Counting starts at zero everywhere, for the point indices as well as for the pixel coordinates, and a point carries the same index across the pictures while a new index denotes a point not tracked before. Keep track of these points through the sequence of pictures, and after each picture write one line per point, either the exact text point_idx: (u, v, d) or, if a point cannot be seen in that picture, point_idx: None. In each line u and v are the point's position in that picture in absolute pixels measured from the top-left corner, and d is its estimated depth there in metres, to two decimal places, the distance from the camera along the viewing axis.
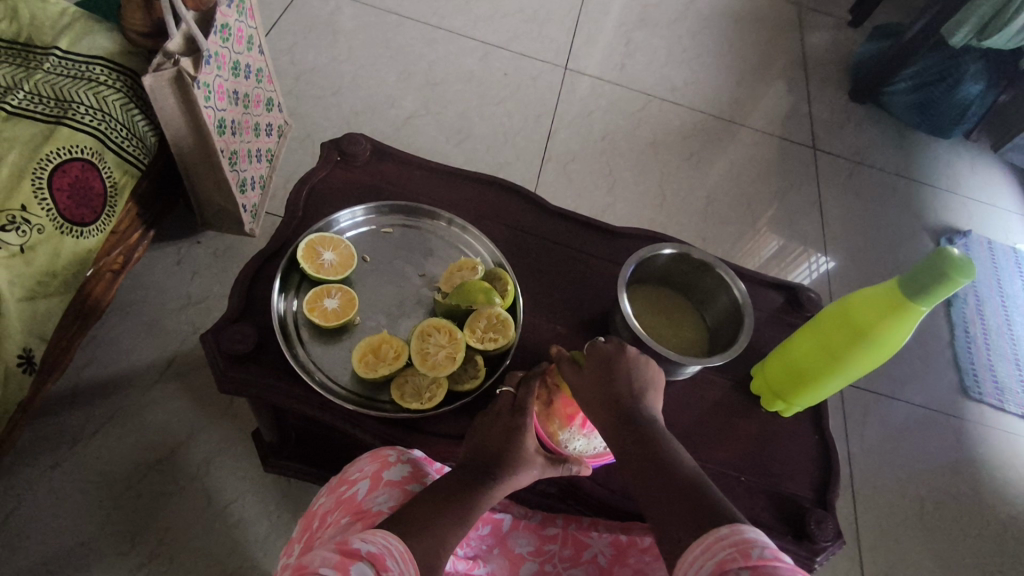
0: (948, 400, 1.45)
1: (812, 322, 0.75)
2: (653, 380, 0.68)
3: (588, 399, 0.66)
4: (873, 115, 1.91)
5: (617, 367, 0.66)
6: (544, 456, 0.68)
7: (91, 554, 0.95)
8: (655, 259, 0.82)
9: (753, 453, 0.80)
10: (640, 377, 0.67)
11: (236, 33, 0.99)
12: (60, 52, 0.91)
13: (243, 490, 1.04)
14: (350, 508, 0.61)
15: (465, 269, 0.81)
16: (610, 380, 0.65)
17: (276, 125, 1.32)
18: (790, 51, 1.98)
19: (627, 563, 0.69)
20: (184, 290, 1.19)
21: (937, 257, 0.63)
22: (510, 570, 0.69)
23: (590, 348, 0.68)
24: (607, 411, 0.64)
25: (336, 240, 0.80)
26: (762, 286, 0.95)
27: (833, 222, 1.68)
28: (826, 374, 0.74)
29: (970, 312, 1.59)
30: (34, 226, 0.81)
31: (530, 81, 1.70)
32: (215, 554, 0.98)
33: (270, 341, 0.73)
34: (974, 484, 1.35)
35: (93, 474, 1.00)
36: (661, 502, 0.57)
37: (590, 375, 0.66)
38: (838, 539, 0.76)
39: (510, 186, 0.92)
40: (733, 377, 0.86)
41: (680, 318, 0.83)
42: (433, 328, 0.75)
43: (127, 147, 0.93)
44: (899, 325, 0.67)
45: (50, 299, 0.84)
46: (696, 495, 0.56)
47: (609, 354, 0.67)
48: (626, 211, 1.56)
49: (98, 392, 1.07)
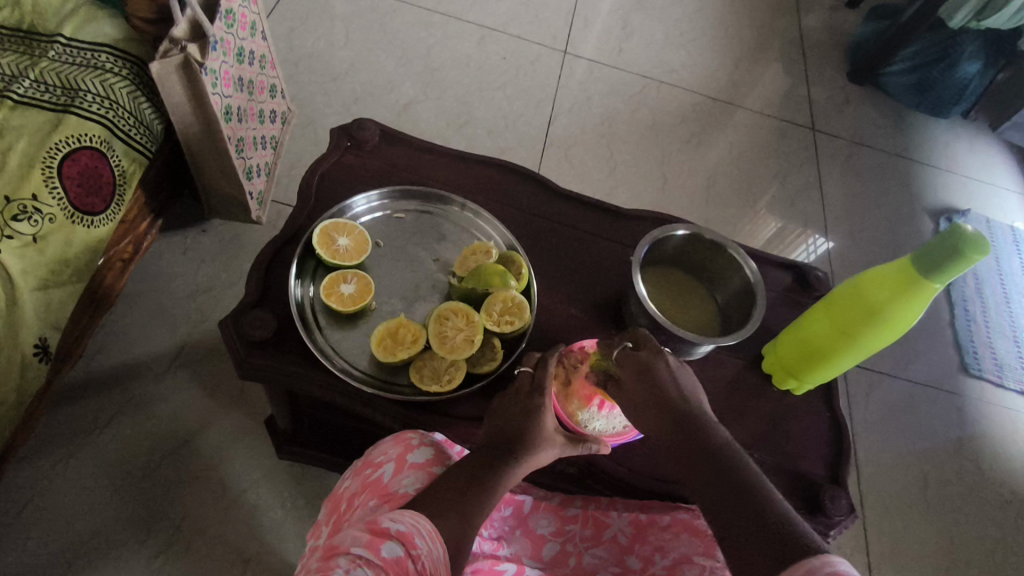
0: (949, 377, 1.47)
1: (824, 303, 0.75)
2: (693, 383, 0.68)
3: (638, 408, 0.67)
4: (872, 96, 1.91)
5: (655, 373, 0.66)
6: (564, 435, 0.68)
7: (109, 542, 0.95)
8: (668, 240, 0.82)
9: (766, 431, 0.82)
10: (686, 384, 0.67)
11: (240, 19, 0.98)
12: (64, 39, 0.90)
13: (258, 476, 1.04)
14: (377, 491, 0.61)
15: (478, 253, 0.81)
16: (653, 387, 0.66)
17: (278, 111, 1.31)
18: (788, 32, 1.97)
19: (648, 540, 0.70)
20: (191, 279, 1.19)
21: (951, 236, 0.64)
22: (533, 551, 0.70)
23: (621, 355, 0.69)
24: (657, 419, 0.65)
25: (350, 225, 0.80)
26: (771, 266, 0.96)
27: (835, 204, 1.69)
28: (841, 353, 0.75)
29: (970, 291, 1.61)
30: (46, 215, 0.80)
31: (530, 65, 1.69)
32: (232, 540, 0.99)
33: (289, 327, 0.73)
34: (975, 459, 1.38)
35: (107, 463, 1.01)
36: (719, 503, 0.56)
37: (633, 384, 0.67)
38: (852, 513, 0.77)
39: (520, 170, 0.92)
40: (746, 357, 0.87)
41: (692, 299, 0.84)
42: (450, 311, 0.75)
43: (135, 136, 0.92)
44: (913, 303, 0.68)
45: (63, 289, 0.84)
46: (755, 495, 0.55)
47: (644, 360, 0.67)
48: (629, 194, 1.57)
49: (110, 382, 1.07)
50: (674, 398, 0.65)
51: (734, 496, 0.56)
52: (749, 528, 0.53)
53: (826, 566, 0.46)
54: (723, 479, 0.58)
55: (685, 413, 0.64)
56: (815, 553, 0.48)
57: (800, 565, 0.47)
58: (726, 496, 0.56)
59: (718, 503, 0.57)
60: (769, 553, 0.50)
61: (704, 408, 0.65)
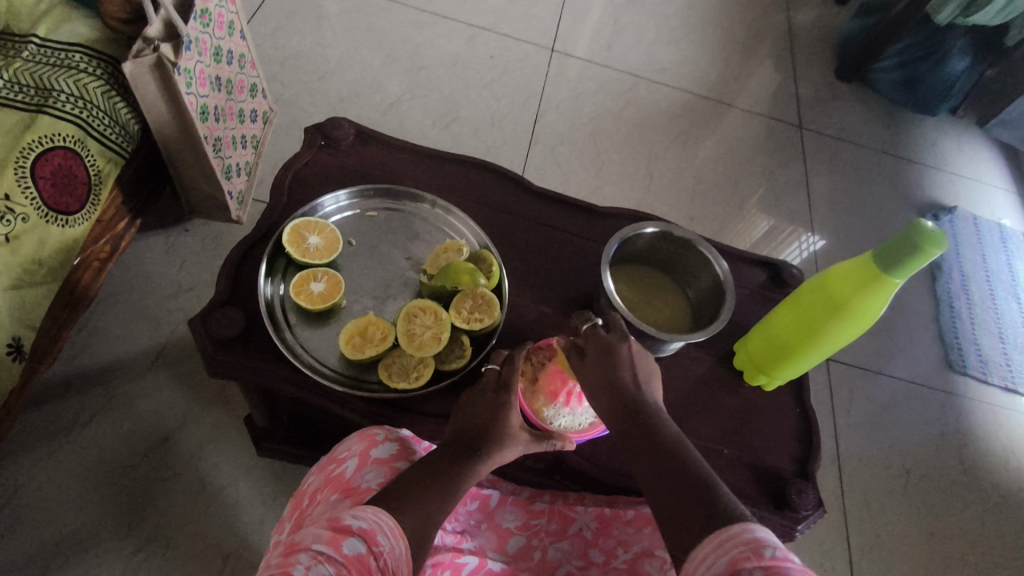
0: (932, 374, 1.48)
1: (791, 299, 0.76)
2: (648, 368, 0.68)
3: (590, 386, 0.66)
4: (859, 93, 1.91)
5: (614, 356, 0.66)
6: (528, 432, 0.69)
7: (87, 540, 0.96)
8: (638, 237, 0.82)
9: (736, 427, 0.82)
10: (642, 367, 0.67)
11: (216, 18, 0.99)
12: (39, 40, 0.90)
13: (237, 474, 1.05)
14: (339, 486, 0.62)
15: (450, 251, 0.81)
16: (608, 369, 0.65)
17: (260, 111, 1.31)
18: (776, 29, 1.97)
19: (611, 535, 0.71)
20: (173, 278, 1.19)
21: (908, 231, 0.64)
22: (497, 544, 0.70)
23: (587, 334, 0.68)
24: (606, 400, 0.65)
25: (322, 224, 0.81)
26: (745, 263, 0.96)
27: (820, 201, 1.69)
28: (806, 347, 0.75)
29: (955, 287, 1.61)
30: (18, 215, 0.81)
31: (517, 64, 1.69)
32: (211, 538, 0.99)
33: (258, 325, 0.74)
34: (957, 455, 1.38)
35: (86, 461, 1.01)
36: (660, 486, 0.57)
37: (590, 363, 0.66)
38: (819, 508, 0.78)
39: (495, 168, 0.92)
40: (717, 353, 0.87)
41: (662, 296, 0.84)
42: (419, 309, 0.76)
43: (109, 135, 0.93)
44: (874, 298, 0.69)
45: (37, 289, 0.85)
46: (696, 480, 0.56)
47: (607, 342, 0.67)
48: (614, 192, 1.57)
49: (90, 380, 1.08)
50: (627, 381, 0.65)
51: (666, 470, 0.57)
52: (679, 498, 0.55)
53: (747, 535, 0.49)
54: (665, 462, 0.58)
55: (634, 396, 0.64)
56: (738, 523, 0.50)
57: (723, 535, 0.49)
58: (660, 469, 0.58)
59: (650, 476, 0.58)
60: (698, 525, 0.52)
61: (653, 393, 0.66)
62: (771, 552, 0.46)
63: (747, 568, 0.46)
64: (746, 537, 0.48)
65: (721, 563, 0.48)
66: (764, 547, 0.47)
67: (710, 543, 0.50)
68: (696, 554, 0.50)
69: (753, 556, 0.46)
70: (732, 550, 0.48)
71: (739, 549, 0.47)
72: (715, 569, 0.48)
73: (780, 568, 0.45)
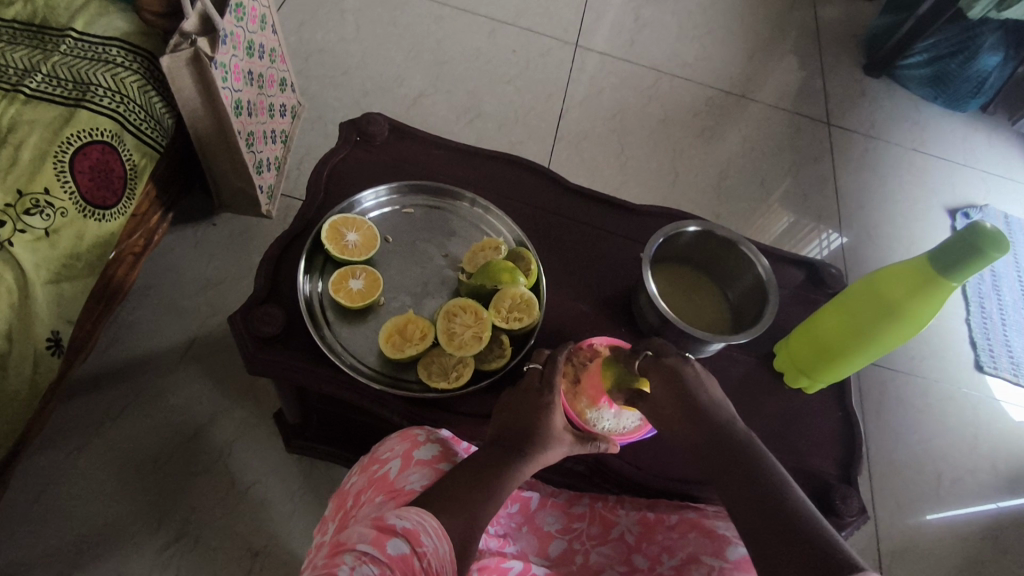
0: (964, 376, 1.45)
1: (836, 300, 0.75)
2: (722, 395, 0.68)
3: (667, 416, 0.67)
4: (888, 88, 1.88)
5: (686, 383, 0.66)
6: (572, 433, 0.68)
7: (120, 534, 0.96)
8: (679, 236, 0.81)
9: (776, 430, 0.81)
10: (711, 393, 0.67)
11: (250, 12, 0.98)
12: (76, 33, 0.90)
13: (268, 470, 1.05)
14: (383, 487, 0.62)
15: (487, 250, 0.81)
16: (683, 398, 0.66)
17: (288, 105, 1.31)
18: (803, 24, 1.94)
19: (655, 540, 0.70)
20: (202, 272, 1.19)
21: (968, 233, 0.63)
22: (539, 548, 0.70)
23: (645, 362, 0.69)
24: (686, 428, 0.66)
25: (359, 220, 0.80)
26: (783, 263, 0.95)
27: (849, 199, 1.67)
28: (854, 351, 0.74)
29: (986, 287, 1.58)
30: (58, 209, 0.81)
31: (541, 59, 1.68)
32: (242, 533, 0.99)
33: (298, 323, 0.73)
34: (990, 459, 1.36)
35: (119, 456, 1.02)
36: (757, 523, 0.57)
37: (662, 393, 0.67)
38: (862, 514, 0.76)
39: (530, 164, 0.91)
40: (757, 354, 0.86)
41: (703, 296, 0.83)
42: (458, 308, 0.75)
43: (145, 130, 0.92)
44: (928, 300, 0.67)
45: (76, 283, 0.85)
46: (789, 514, 0.56)
47: (673, 368, 0.67)
48: (640, 189, 1.55)
49: (122, 375, 1.08)
50: (703, 410, 0.65)
51: (765, 512, 0.57)
52: (776, 536, 0.55)
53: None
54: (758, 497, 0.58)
55: (712, 424, 0.65)
56: (844, 560, 0.51)
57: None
58: (759, 512, 0.57)
59: (746, 516, 0.58)
60: (802, 561, 0.52)
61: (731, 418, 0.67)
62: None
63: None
64: None
65: None
66: None
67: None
68: None
69: None
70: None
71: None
72: None
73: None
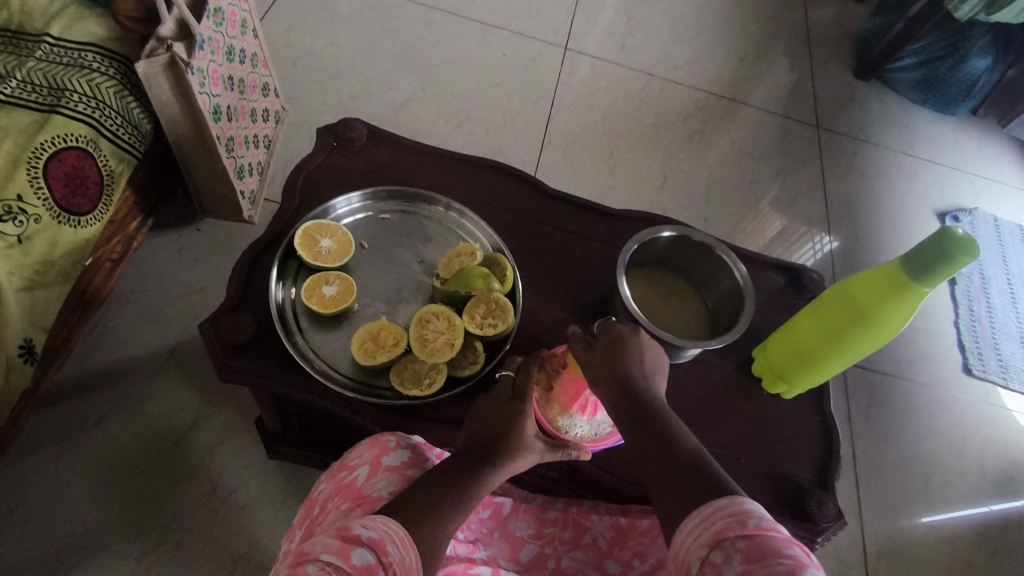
0: (952, 379, 1.45)
1: (813, 306, 0.74)
2: (659, 360, 0.67)
3: (589, 365, 0.66)
4: (878, 92, 1.88)
5: (628, 346, 0.65)
6: (543, 441, 0.68)
7: (98, 541, 0.96)
8: (655, 242, 0.81)
9: (753, 435, 0.80)
10: (651, 361, 0.66)
11: (229, 17, 0.98)
12: (52, 39, 0.90)
13: (248, 476, 1.04)
14: (350, 494, 0.61)
15: (463, 255, 0.80)
16: (612, 352, 0.65)
17: (272, 110, 1.31)
18: (793, 27, 1.94)
19: (627, 545, 0.70)
20: (184, 277, 1.19)
21: (939, 239, 0.62)
22: (510, 553, 0.69)
23: (602, 328, 0.67)
24: (602, 374, 0.64)
25: (333, 226, 0.80)
26: (763, 268, 0.94)
27: (838, 202, 1.67)
28: (831, 356, 0.73)
29: (975, 290, 1.58)
30: (31, 216, 0.80)
31: (530, 63, 1.68)
32: (221, 540, 0.99)
33: (270, 329, 0.73)
34: (978, 462, 1.35)
35: (98, 462, 1.01)
36: (653, 463, 0.56)
37: (598, 348, 0.66)
38: (839, 519, 0.76)
39: (509, 169, 0.91)
40: (735, 359, 0.85)
41: (680, 302, 0.82)
42: (431, 314, 0.75)
43: (122, 135, 0.92)
44: (901, 306, 0.67)
45: (49, 289, 0.84)
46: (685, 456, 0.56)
47: (620, 334, 0.66)
48: (628, 193, 1.55)
49: (102, 381, 1.07)
50: (630, 362, 0.64)
51: (661, 454, 0.57)
52: (668, 478, 0.54)
53: (736, 507, 0.48)
54: (659, 440, 0.58)
55: (630, 374, 0.63)
56: (726, 496, 0.50)
57: (711, 507, 0.49)
58: (655, 454, 0.57)
59: (643, 460, 0.58)
60: (689, 497, 0.51)
61: (655, 374, 0.66)
62: (756, 521, 0.46)
63: (732, 540, 0.46)
64: (735, 510, 0.48)
65: (706, 535, 0.48)
66: (750, 517, 0.47)
67: (698, 514, 0.50)
68: (683, 526, 0.50)
69: (737, 526, 0.47)
70: (719, 521, 0.48)
71: (724, 521, 0.47)
72: (700, 541, 0.48)
73: (766, 538, 0.45)
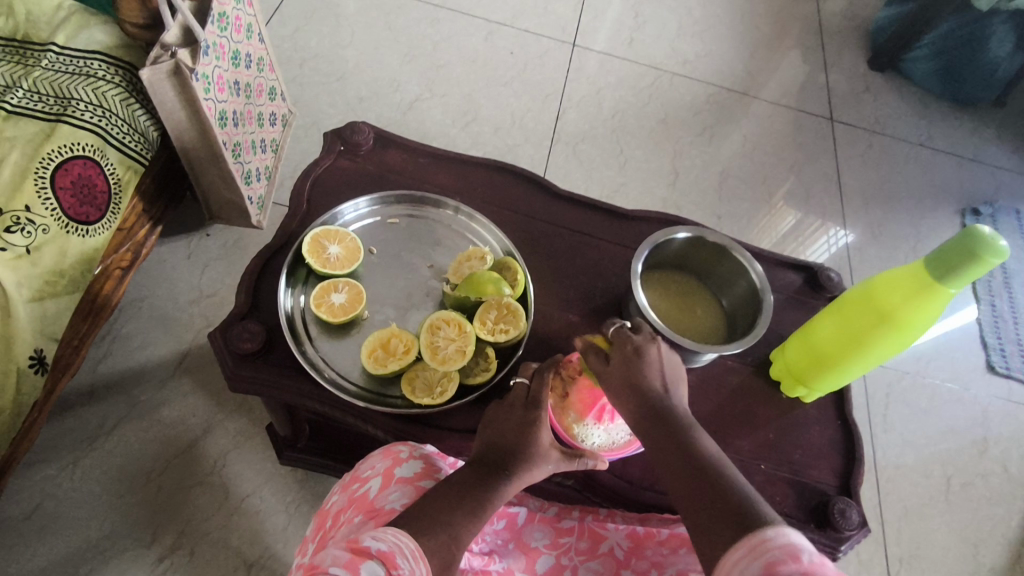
0: (974, 376, 1.42)
1: (833, 307, 0.72)
2: (678, 373, 0.65)
3: (612, 389, 0.63)
4: (893, 83, 1.84)
5: (640, 359, 0.63)
6: (558, 451, 0.66)
7: (112, 549, 0.96)
8: (670, 243, 0.79)
9: (773, 440, 0.79)
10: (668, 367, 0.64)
11: (234, 21, 0.97)
12: (57, 47, 0.89)
13: (260, 482, 1.04)
14: (362, 507, 0.60)
15: (473, 259, 0.79)
16: (631, 371, 0.62)
17: (279, 113, 1.30)
18: (806, 19, 1.91)
19: (644, 556, 0.67)
20: (195, 283, 1.19)
21: (966, 237, 0.60)
22: (526, 565, 0.68)
23: (616, 334, 0.66)
24: (628, 399, 0.62)
25: (342, 233, 0.79)
26: (780, 267, 0.92)
27: (854, 195, 1.63)
28: (852, 359, 0.71)
29: (996, 284, 1.55)
30: (39, 226, 0.80)
31: (538, 60, 1.66)
32: (235, 547, 0.98)
33: (279, 338, 0.72)
34: (1002, 461, 1.32)
35: (111, 470, 1.01)
36: (690, 493, 0.53)
37: (616, 366, 0.64)
38: (862, 527, 0.74)
39: (518, 171, 0.89)
40: (752, 362, 0.83)
41: (696, 304, 0.80)
42: (442, 321, 0.73)
43: (129, 143, 0.92)
44: (926, 306, 0.65)
45: (59, 300, 0.84)
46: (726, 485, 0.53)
47: (638, 346, 0.64)
48: (639, 190, 1.53)
49: (115, 388, 1.07)
50: (652, 383, 0.62)
51: (702, 484, 0.53)
52: (708, 507, 0.51)
53: (782, 539, 0.45)
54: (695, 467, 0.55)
55: (655, 397, 0.61)
56: (769, 526, 0.47)
57: (754, 538, 0.46)
58: (695, 482, 0.54)
59: (681, 487, 0.55)
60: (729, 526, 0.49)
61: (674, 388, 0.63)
62: (808, 556, 0.43)
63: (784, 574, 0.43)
64: (780, 542, 0.45)
65: (755, 567, 0.45)
66: (801, 551, 0.44)
67: (742, 544, 0.47)
68: (727, 558, 0.47)
69: (789, 560, 0.43)
70: (767, 554, 0.45)
71: (774, 553, 0.44)
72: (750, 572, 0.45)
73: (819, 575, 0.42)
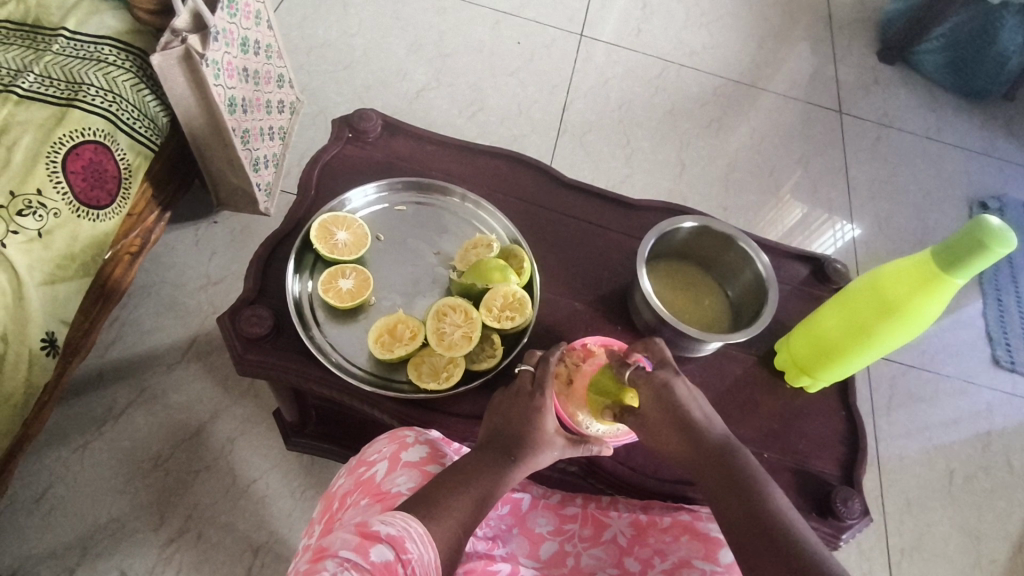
0: (979, 370, 1.41)
1: (839, 298, 0.72)
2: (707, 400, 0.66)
3: (652, 425, 0.65)
4: (903, 76, 1.83)
5: (674, 392, 0.64)
6: (564, 437, 0.67)
7: (121, 531, 0.97)
8: (676, 232, 0.79)
9: (776, 430, 0.79)
10: (700, 396, 0.65)
11: (243, 8, 0.97)
12: (68, 33, 0.90)
13: (267, 467, 1.05)
14: (369, 491, 0.61)
15: (479, 247, 0.80)
16: (670, 408, 0.64)
17: (288, 101, 1.30)
18: (815, 10, 1.90)
19: (647, 543, 0.68)
20: (203, 269, 1.19)
21: (975, 229, 0.60)
22: (530, 550, 0.69)
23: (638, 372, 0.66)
24: (673, 436, 0.64)
25: (350, 219, 0.79)
26: (786, 258, 0.92)
27: (861, 189, 1.63)
28: (856, 350, 0.71)
29: (1003, 280, 1.54)
30: (51, 210, 0.81)
31: (545, 50, 1.65)
32: (242, 530, 1.00)
33: (288, 322, 0.73)
34: (1005, 456, 1.32)
35: (120, 453, 1.02)
36: (747, 538, 0.57)
37: (649, 403, 0.65)
38: (865, 516, 0.74)
39: (526, 159, 0.89)
40: (757, 352, 0.84)
41: (701, 293, 0.81)
42: (449, 308, 0.74)
43: (140, 128, 0.92)
44: (931, 298, 0.65)
45: (70, 283, 0.85)
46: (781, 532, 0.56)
47: (662, 378, 0.65)
48: (645, 182, 1.53)
49: (124, 372, 1.08)
50: (693, 418, 0.63)
51: (764, 535, 0.57)
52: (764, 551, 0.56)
53: None
54: (747, 510, 0.58)
55: (697, 433, 0.63)
56: None
57: None
58: (757, 532, 0.57)
59: (735, 529, 0.58)
60: None
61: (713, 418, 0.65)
62: None
63: None
64: None
65: None
66: None
67: None
68: None
69: None
70: None
71: None
72: None
73: None
